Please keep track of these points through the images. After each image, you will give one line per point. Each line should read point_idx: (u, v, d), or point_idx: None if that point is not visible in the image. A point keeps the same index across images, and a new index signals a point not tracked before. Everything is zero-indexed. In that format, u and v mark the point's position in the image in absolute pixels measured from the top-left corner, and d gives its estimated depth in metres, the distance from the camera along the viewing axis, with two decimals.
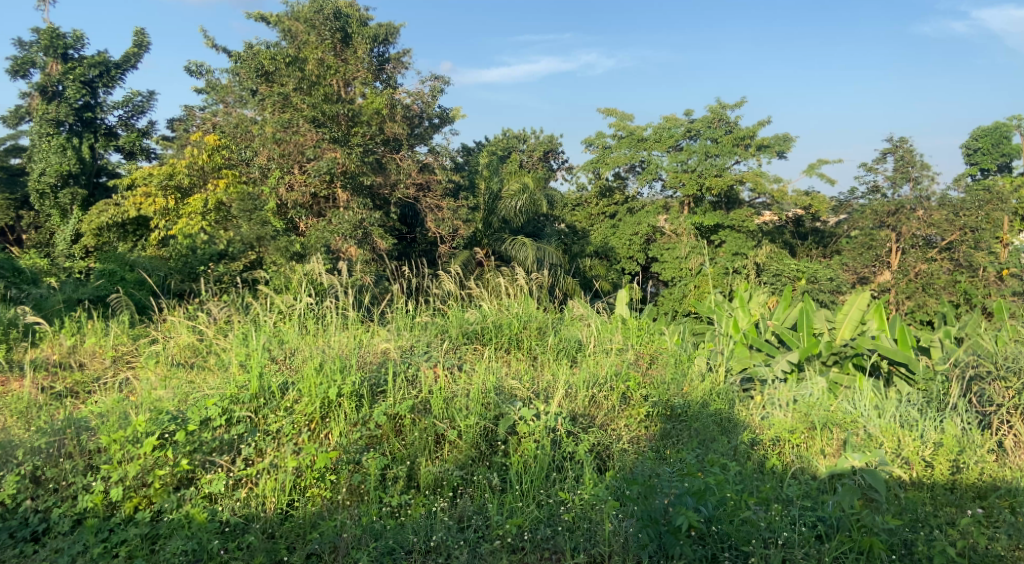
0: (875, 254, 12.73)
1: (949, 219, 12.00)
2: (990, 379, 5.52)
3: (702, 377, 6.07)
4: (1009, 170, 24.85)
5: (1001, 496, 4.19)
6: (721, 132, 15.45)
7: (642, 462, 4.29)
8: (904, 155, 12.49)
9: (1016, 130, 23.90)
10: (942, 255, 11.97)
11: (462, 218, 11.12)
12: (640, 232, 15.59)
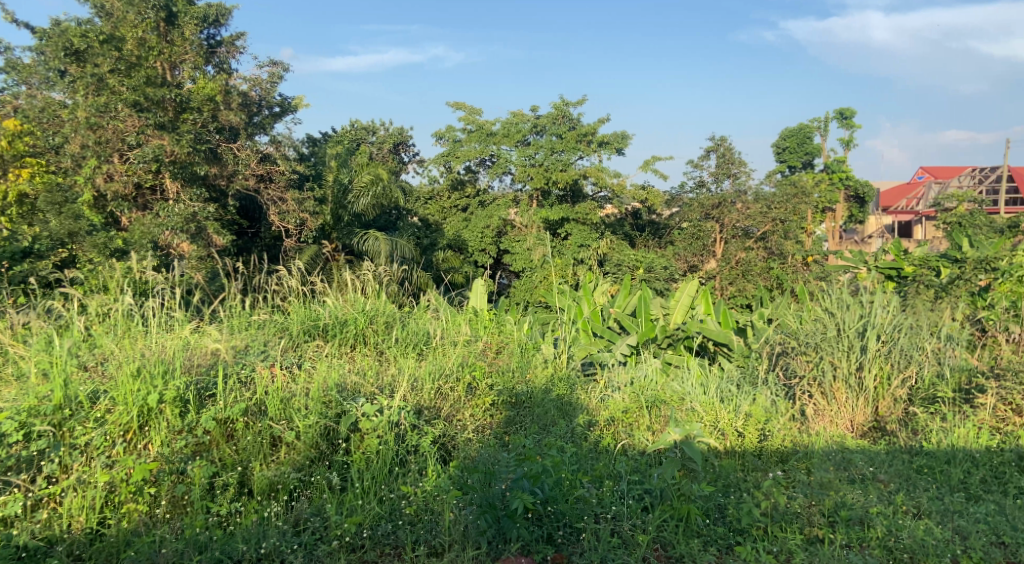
0: (703, 244, 13.54)
1: (763, 212, 13.03)
2: (795, 354, 6.30)
3: (545, 364, 6.31)
4: (812, 167, 27.87)
5: (799, 459, 4.72)
6: (565, 128, 16.09)
7: (484, 449, 4.38)
8: (725, 153, 13.55)
9: (816, 131, 26.85)
10: (757, 245, 13.10)
11: (308, 210, 10.68)
12: (492, 225, 15.83)
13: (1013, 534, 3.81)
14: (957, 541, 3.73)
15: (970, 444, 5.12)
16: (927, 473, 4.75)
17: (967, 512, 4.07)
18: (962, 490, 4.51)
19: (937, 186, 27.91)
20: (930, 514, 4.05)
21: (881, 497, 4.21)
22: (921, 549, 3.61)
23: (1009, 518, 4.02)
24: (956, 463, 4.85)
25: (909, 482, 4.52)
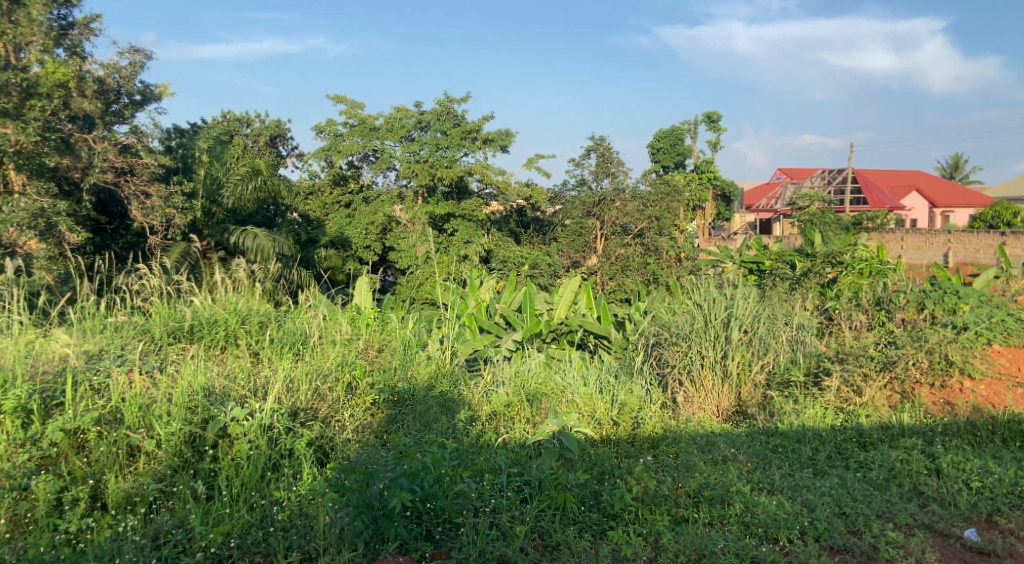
0: (585, 242, 13.88)
1: (639, 210, 13.54)
2: (666, 345, 6.69)
3: (428, 361, 6.27)
4: (683, 167, 29.40)
5: (668, 444, 4.98)
6: (449, 125, 16.05)
7: (363, 449, 4.29)
8: (604, 152, 14.00)
9: (687, 133, 28.37)
10: (635, 241, 13.60)
11: (176, 205, 10.05)
12: (376, 221, 15.57)
13: (852, 505, 4.20)
14: (805, 514, 4.06)
15: (818, 423, 5.60)
16: (782, 452, 5.15)
17: (815, 487, 4.45)
18: (810, 466, 4.93)
19: (793, 186, 30.24)
20: (782, 490, 4.39)
21: (741, 477, 4.52)
22: (774, 523, 3.91)
23: (849, 490, 4.44)
24: (806, 442, 5.29)
25: (765, 461, 4.89)
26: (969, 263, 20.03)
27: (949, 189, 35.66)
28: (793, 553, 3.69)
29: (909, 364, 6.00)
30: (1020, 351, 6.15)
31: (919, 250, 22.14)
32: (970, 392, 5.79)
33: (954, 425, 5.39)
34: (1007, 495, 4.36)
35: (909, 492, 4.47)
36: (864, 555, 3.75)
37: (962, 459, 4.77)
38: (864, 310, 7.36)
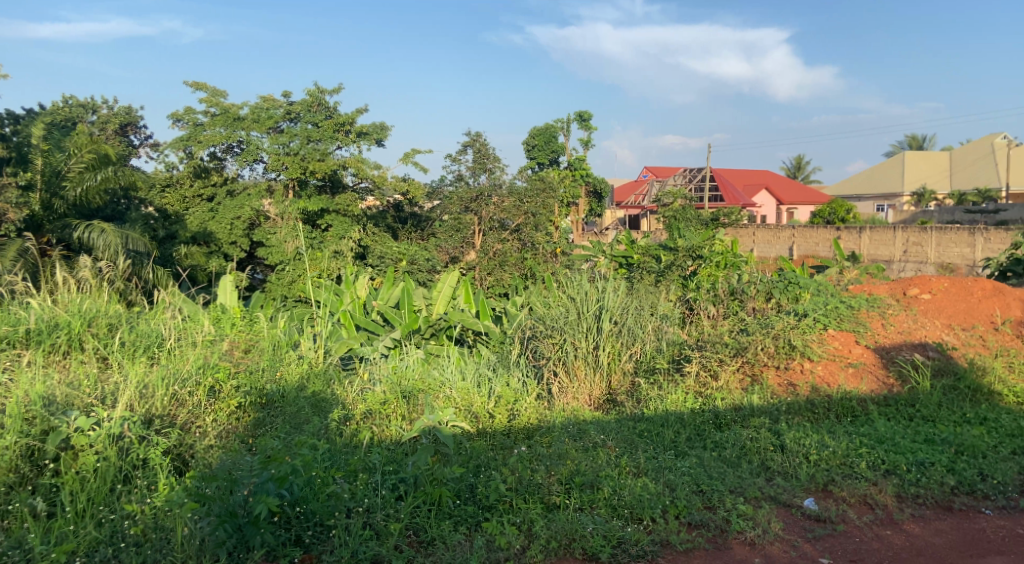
0: (462, 237, 13.60)
1: (516, 205, 13.58)
2: (543, 338, 6.88)
3: (299, 361, 6.04)
4: (558, 164, 30.15)
5: (541, 435, 5.12)
6: (320, 117, 15.53)
7: (226, 455, 4.09)
8: (481, 148, 14.05)
9: (560, 131, 29.13)
10: (513, 236, 13.66)
11: (9, 199, 9.08)
12: (243, 216, 14.91)
13: (709, 482, 4.51)
14: (667, 493, 4.32)
15: (679, 407, 5.95)
16: (647, 436, 5.44)
17: (675, 467, 4.73)
18: (672, 448, 5.23)
19: (659, 183, 31.83)
20: (647, 472, 4.64)
21: (609, 462, 4.73)
22: (639, 504, 4.13)
23: (706, 468, 4.76)
24: (669, 425, 5.62)
25: (632, 445, 5.14)
26: (811, 255, 21.92)
27: (795, 187, 38.83)
28: (655, 532, 3.92)
29: (758, 349, 6.51)
30: (850, 335, 6.81)
31: (769, 243, 23.94)
32: (809, 372, 6.34)
33: (796, 404, 5.90)
34: (841, 466, 4.83)
35: (758, 467, 4.86)
36: (717, 529, 4.05)
37: (803, 434, 5.23)
38: (720, 301, 7.95)
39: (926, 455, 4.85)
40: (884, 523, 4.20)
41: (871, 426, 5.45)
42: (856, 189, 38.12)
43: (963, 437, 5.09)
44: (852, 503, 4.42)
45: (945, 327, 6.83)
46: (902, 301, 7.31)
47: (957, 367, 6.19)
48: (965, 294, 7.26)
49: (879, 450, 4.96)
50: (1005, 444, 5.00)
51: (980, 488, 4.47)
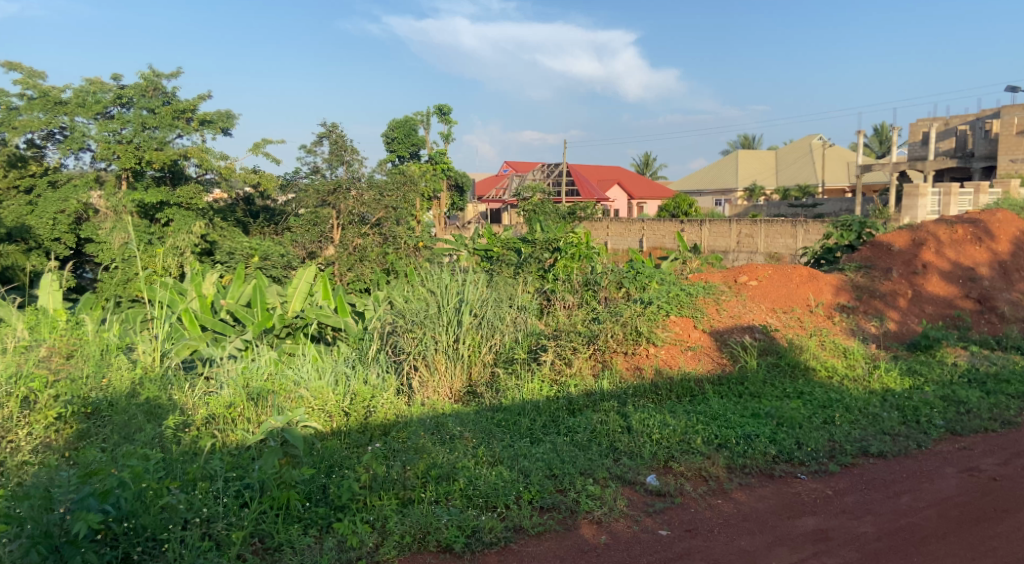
0: (320, 231, 12.84)
1: (376, 199, 12.97)
2: (403, 332, 6.84)
3: (134, 366, 5.60)
4: (418, 157, 29.96)
5: (398, 430, 5.11)
6: (157, 103, 14.41)
7: (42, 471, 3.73)
8: (337, 140, 13.58)
9: (420, 124, 28.96)
10: (373, 231, 13.04)
11: None
12: (68, 209, 13.53)
13: (561, 466, 4.68)
14: (521, 479, 4.44)
15: (535, 396, 6.14)
16: (505, 425, 5.56)
17: (530, 454, 4.87)
18: (528, 436, 5.39)
19: (518, 178, 32.50)
20: (502, 461, 4.74)
21: (466, 453, 4.78)
22: (493, 492, 4.22)
23: (559, 453, 4.94)
24: (526, 414, 5.78)
25: (489, 435, 5.23)
26: (658, 247, 23.29)
27: (644, 181, 41.04)
28: (508, 518, 4.03)
29: (608, 337, 6.85)
30: (689, 320, 7.33)
31: (621, 236, 25.17)
32: (653, 356, 6.76)
33: (641, 387, 6.27)
34: (680, 442, 5.18)
35: (606, 449, 5.11)
36: (567, 510, 4.22)
37: (648, 415, 5.56)
38: (575, 291, 8.26)
39: (752, 428, 5.32)
40: (716, 493, 4.56)
41: (707, 404, 5.90)
42: (698, 184, 41.00)
43: (784, 410, 5.63)
44: (688, 477, 4.76)
45: (769, 311, 7.52)
46: (734, 287, 7.96)
47: (779, 346, 6.85)
48: (786, 280, 8.02)
49: (713, 426, 5.38)
50: (818, 414, 5.59)
51: (797, 455, 4.96)
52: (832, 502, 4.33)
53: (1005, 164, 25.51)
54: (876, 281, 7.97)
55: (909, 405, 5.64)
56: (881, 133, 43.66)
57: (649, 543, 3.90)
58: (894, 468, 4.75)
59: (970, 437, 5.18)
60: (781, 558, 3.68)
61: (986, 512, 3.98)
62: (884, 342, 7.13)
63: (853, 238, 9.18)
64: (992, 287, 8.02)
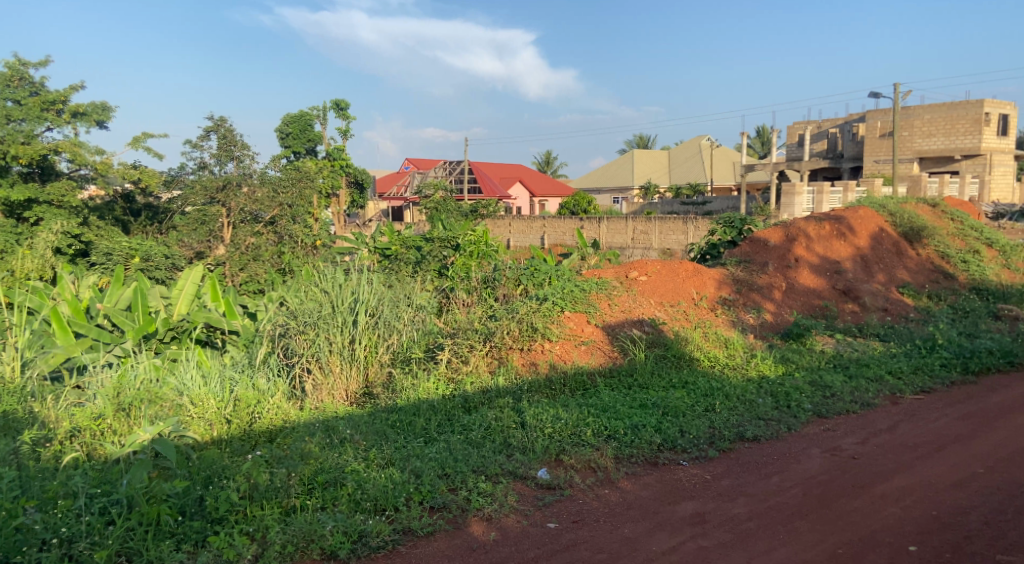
0: (208, 231, 11.79)
1: (269, 196, 11.81)
2: (294, 335, 6.64)
3: None
4: (315, 153, 29.17)
5: (283, 436, 4.99)
6: (22, 93, 13.34)
7: None
8: (226, 134, 12.88)
9: (316, 119, 28.20)
10: (267, 230, 11.67)
11: None
12: None
13: (453, 465, 4.67)
14: (412, 480, 4.41)
15: (431, 395, 6.12)
16: (399, 426, 5.50)
17: (423, 454, 4.85)
18: (422, 436, 5.36)
19: (419, 176, 32.18)
20: (394, 462, 4.69)
21: (356, 456, 4.70)
22: (382, 495, 4.18)
23: (452, 451, 4.94)
24: (420, 413, 5.74)
25: (381, 437, 5.16)
26: (559, 244, 23.73)
27: (546, 179, 41.62)
28: (397, 521, 4.01)
29: (504, 334, 6.91)
30: (583, 315, 7.52)
31: (523, 234, 25.45)
32: (548, 351, 6.89)
33: (536, 382, 6.37)
34: (571, 436, 5.30)
35: (499, 445, 5.15)
36: (457, 509, 4.22)
37: (541, 410, 5.66)
38: (473, 289, 8.26)
39: (639, 418, 5.52)
40: (604, 483, 4.70)
41: (598, 397, 6.07)
42: (596, 182, 42.10)
43: (669, 400, 5.88)
44: (578, 469, 4.89)
45: (658, 305, 7.83)
46: (625, 283, 8.23)
47: (666, 338, 7.13)
48: (674, 275, 8.37)
49: (603, 418, 5.54)
50: (700, 403, 5.87)
51: (679, 443, 5.19)
52: (710, 486, 4.56)
53: (871, 165, 27.76)
54: (754, 275, 8.46)
55: (781, 391, 6.02)
56: (764, 135, 46.38)
57: (537, 537, 3.96)
58: (766, 451, 5.05)
59: (834, 419, 5.58)
60: (661, 543, 3.83)
61: (844, 488, 4.29)
62: (762, 332, 7.57)
63: (733, 234, 9.75)
64: (855, 279, 8.69)
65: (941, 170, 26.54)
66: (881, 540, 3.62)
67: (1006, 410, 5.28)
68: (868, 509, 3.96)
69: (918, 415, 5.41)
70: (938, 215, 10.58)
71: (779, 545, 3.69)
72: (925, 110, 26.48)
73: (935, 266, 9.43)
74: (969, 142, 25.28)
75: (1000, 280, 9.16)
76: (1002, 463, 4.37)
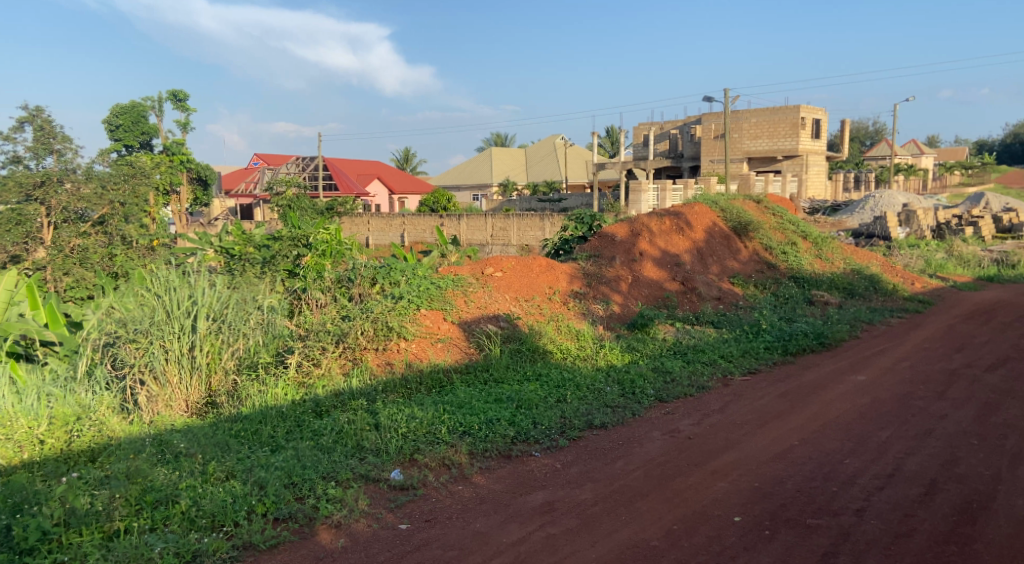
0: (25, 231, 9.52)
1: (98, 193, 9.94)
2: (123, 343, 6.11)
3: None
4: (151, 148, 26.99)
5: (107, 454, 4.61)
6: None
7: None
8: (43, 125, 11.22)
9: (151, 110, 26.11)
10: (95, 230, 9.96)
11: None
12: None
13: (301, 473, 4.48)
14: (254, 492, 4.20)
15: (279, 401, 5.84)
16: (243, 436, 5.21)
17: (269, 464, 4.61)
18: (268, 444, 5.10)
19: (270, 173, 30.71)
20: (236, 474, 4.44)
21: (193, 471, 4.41)
22: (219, 511, 3.96)
23: (301, 458, 4.74)
24: (267, 421, 5.45)
25: (223, 448, 4.86)
26: (418, 242, 23.64)
27: (405, 177, 41.18)
28: (236, 537, 3.83)
29: (358, 334, 6.72)
30: (439, 312, 7.47)
31: (382, 232, 25.08)
32: (404, 350, 6.78)
33: (391, 383, 6.24)
34: (426, 434, 5.25)
35: (351, 449, 5.00)
36: (304, 518, 4.07)
37: (395, 411, 5.56)
38: (327, 288, 7.97)
39: (494, 413, 5.57)
40: (457, 480, 4.70)
41: (454, 394, 6.06)
42: (457, 179, 42.17)
43: (523, 393, 5.99)
44: (433, 467, 4.85)
45: (513, 300, 7.96)
46: (481, 279, 8.27)
47: (520, 333, 7.28)
48: (528, 270, 8.55)
49: (458, 415, 5.53)
50: (553, 394, 6.04)
51: (532, 435, 5.30)
52: (559, 474, 4.70)
53: (707, 164, 30.00)
54: (603, 269, 8.85)
55: (627, 379, 6.33)
56: (613, 135, 48.74)
57: (387, 540, 3.89)
58: (612, 437, 5.29)
59: (673, 402, 5.94)
60: (511, 534, 3.89)
61: (680, 467, 4.58)
62: (610, 324, 7.92)
63: (584, 230, 10.14)
64: (692, 271, 9.31)
65: (767, 170, 29.14)
66: (710, 513, 3.89)
67: (818, 387, 5.86)
68: (700, 486, 4.25)
69: (745, 395, 5.89)
70: (762, 210, 11.57)
71: (620, 526, 3.86)
72: (752, 114, 28.84)
73: (760, 257, 10.31)
74: (789, 143, 27.95)
75: (814, 269, 10.18)
76: (813, 434, 4.85)
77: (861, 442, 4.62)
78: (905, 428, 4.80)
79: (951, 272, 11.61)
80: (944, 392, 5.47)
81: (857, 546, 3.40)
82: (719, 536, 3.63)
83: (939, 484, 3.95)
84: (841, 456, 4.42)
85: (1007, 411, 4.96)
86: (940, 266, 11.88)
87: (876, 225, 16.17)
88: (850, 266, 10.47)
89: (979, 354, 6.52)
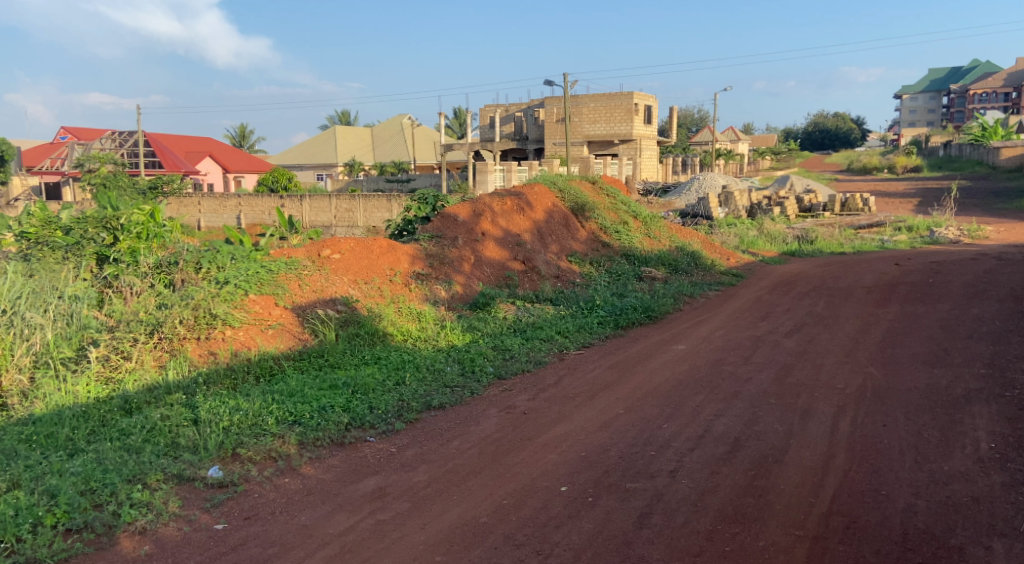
0: None
1: None
2: None
3: None
4: None
5: None
6: None
7: None
8: None
9: None
10: None
11: None
12: None
13: (101, 477, 4.03)
14: (42, 502, 3.72)
15: (79, 400, 5.22)
16: (35, 441, 4.61)
17: (64, 469, 4.11)
18: (66, 448, 4.55)
19: (80, 148, 27.91)
20: (22, 483, 3.93)
21: None
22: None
23: (103, 461, 4.27)
24: (64, 423, 4.86)
25: (8, 457, 4.28)
26: (256, 222, 22.38)
27: (242, 155, 38.69)
28: (19, 553, 3.38)
29: (175, 323, 6.15)
30: (270, 297, 7.01)
31: (215, 214, 23.50)
32: (228, 339, 6.28)
33: (214, 374, 5.79)
34: (251, 426, 4.91)
35: (164, 448, 4.58)
36: (103, 526, 3.67)
37: (217, 404, 5.15)
38: (143, 274, 7.21)
39: (327, 400, 5.34)
40: (284, 472, 4.43)
41: (284, 382, 5.74)
42: (299, 159, 40.35)
43: (359, 378, 5.80)
44: (257, 461, 4.55)
45: (351, 283, 7.68)
46: (317, 262, 7.87)
47: (358, 317, 7.04)
48: (367, 252, 8.27)
49: (288, 404, 5.23)
50: (391, 377, 5.91)
51: (368, 420, 5.13)
52: (393, 458, 4.59)
53: (550, 147, 30.89)
54: (445, 249, 8.79)
55: (467, 358, 6.33)
56: (459, 116, 48.70)
57: (200, 542, 3.60)
58: (449, 417, 5.26)
59: (511, 379, 6.02)
60: (338, 524, 3.74)
61: (513, 442, 4.63)
62: (452, 304, 7.90)
63: (427, 210, 10.00)
64: (532, 250, 9.49)
65: (605, 153, 30.49)
66: (538, 485, 3.96)
67: (644, 357, 6.18)
68: (530, 459, 4.32)
69: (578, 369, 6.09)
70: (597, 191, 12.02)
71: (451, 506, 3.83)
72: (590, 99, 29.90)
73: (596, 237, 10.71)
74: (625, 129, 29.41)
75: (643, 247, 10.75)
76: (637, 403, 5.09)
77: (677, 408, 4.91)
78: (715, 392, 5.16)
79: (761, 248, 12.75)
80: (750, 358, 5.96)
81: (668, 505, 3.59)
82: (545, 507, 3.70)
83: (741, 442, 4.28)
84: (660, 422, 4.67)
85: (800, 372, 5.50)
86: (751, 242, 13.02)
87: (699, 206, 17.43)
88: (676, 243, 11.17)
89: (780, 321, 7.18)
